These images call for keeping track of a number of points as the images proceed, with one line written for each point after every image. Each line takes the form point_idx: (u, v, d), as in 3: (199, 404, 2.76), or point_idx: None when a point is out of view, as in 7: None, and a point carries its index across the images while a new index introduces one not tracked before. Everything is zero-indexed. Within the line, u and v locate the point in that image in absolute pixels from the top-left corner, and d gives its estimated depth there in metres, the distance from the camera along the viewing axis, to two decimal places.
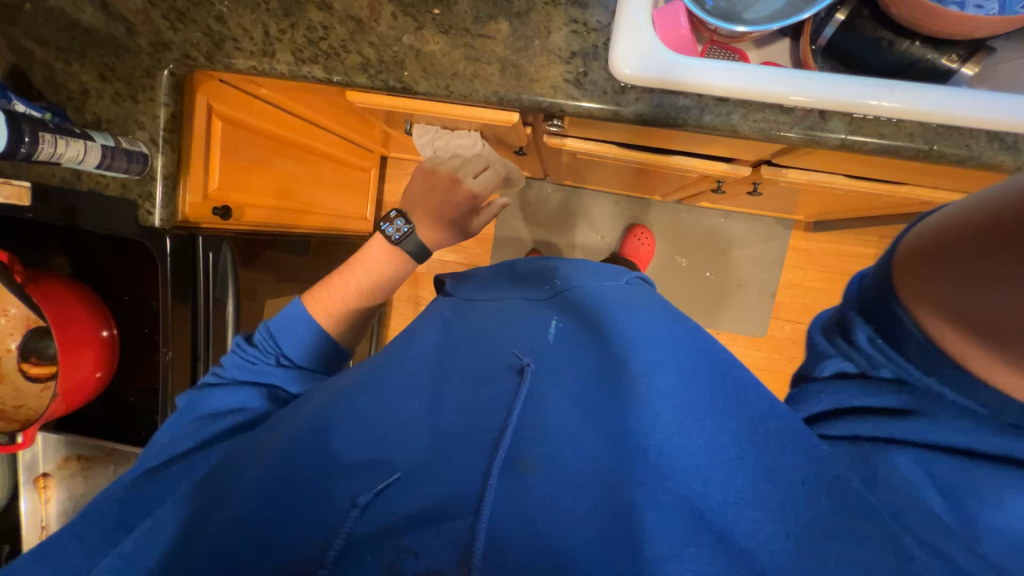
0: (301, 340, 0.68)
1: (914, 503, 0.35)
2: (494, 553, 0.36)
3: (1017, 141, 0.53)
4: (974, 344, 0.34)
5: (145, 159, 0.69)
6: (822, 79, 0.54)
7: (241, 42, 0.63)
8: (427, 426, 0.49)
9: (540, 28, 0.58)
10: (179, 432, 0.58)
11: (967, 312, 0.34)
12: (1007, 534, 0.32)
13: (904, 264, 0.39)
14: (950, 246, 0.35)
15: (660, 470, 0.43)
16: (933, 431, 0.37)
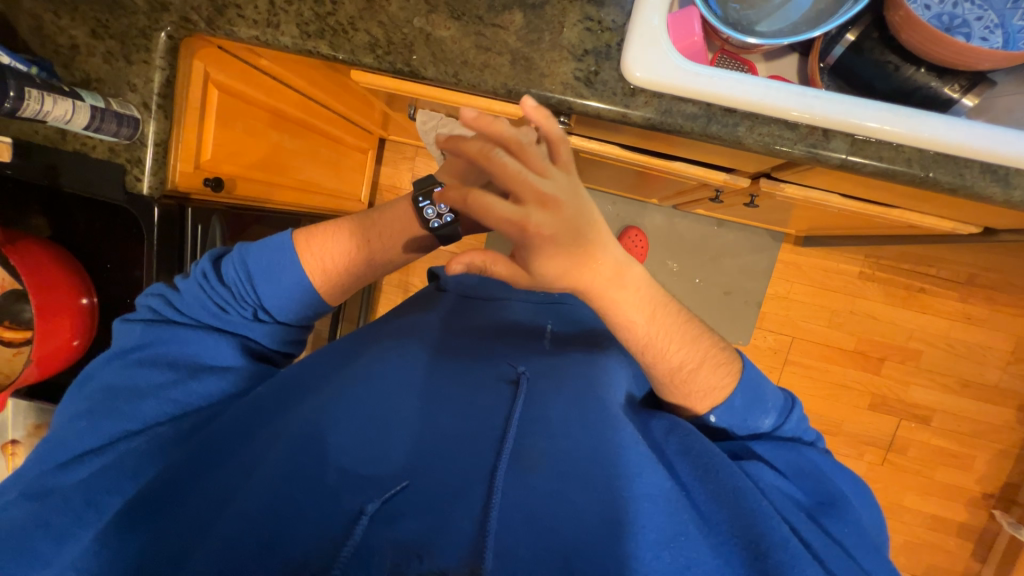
0: (278, 293, 0.61)
1: (784, 499, 0.52)
2: (505, 554, 0.41)
3: (1008, 174, 0.54)
4: (661, 298, 0.53)
5: (137, 125, 0.66)
6: (831, 99, 0.55)
7: (245, 10, 0.61)
8: (422, 424, 0.52)
9: (554, 23, 0.58)
10: (148, 390, 0.55)
11: (667, 320, 0.54)
12: (832, 518, 0.51)
13: (657, 381, 0.58)
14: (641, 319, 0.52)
15: (649, 474, 0.49)
16: (771, 451, 0.56)
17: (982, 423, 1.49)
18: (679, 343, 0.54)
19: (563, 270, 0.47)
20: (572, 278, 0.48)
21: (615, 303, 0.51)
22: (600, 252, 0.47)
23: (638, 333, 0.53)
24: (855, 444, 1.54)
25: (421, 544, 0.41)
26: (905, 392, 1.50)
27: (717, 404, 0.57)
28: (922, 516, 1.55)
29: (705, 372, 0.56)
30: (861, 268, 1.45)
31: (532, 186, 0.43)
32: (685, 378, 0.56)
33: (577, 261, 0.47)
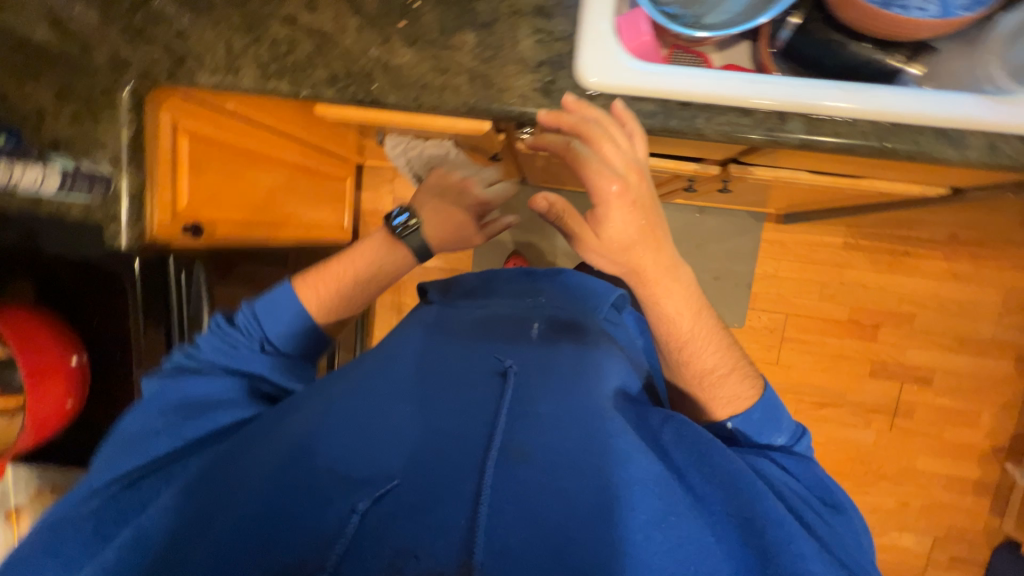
0: (283, 323, 0.64)
1: (792, 495, 0.56)
2: (496, 546, 0.42)
3: (963, 137, 0.55)
4: (704, 311, 0.62)
5: (109, 183, 0.68)
6: (779, 83, 0.56)
7: (204, 59, 0.63)
8: (414, 428, 0.52)
9: (507, 38, 0.59)
10: (158, 427, 0.55)
11: (701, 332, 0.62)
12: (834, 521, 0.55)
13: (683, 378, 0.65)
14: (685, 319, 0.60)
15: (642, 458, 0.50)
16: (783, 459, 0.60)
17: (983, 378, 1.50)
18: (714, 348, 0.63)
19: (632, 240, 0.52)
20: (634, 254, 0.53)
21: (666, 291, 0.57)
22: (662, 234, 0.53)
23: (681, 329, 0.61)
24: (862, 413, 1.55)
25: (415, 543, 0.42)
26: (904, 355, 1.51)
27: (738, 414, 0.62)
28: (937, 477, 1.56)
29: (733, 380, 0.63)
30: (843, 240, 1.47)
31: (624, 157, 0.50)
32: (715, 381, 0.63)
33: (648, 241, 0.53)
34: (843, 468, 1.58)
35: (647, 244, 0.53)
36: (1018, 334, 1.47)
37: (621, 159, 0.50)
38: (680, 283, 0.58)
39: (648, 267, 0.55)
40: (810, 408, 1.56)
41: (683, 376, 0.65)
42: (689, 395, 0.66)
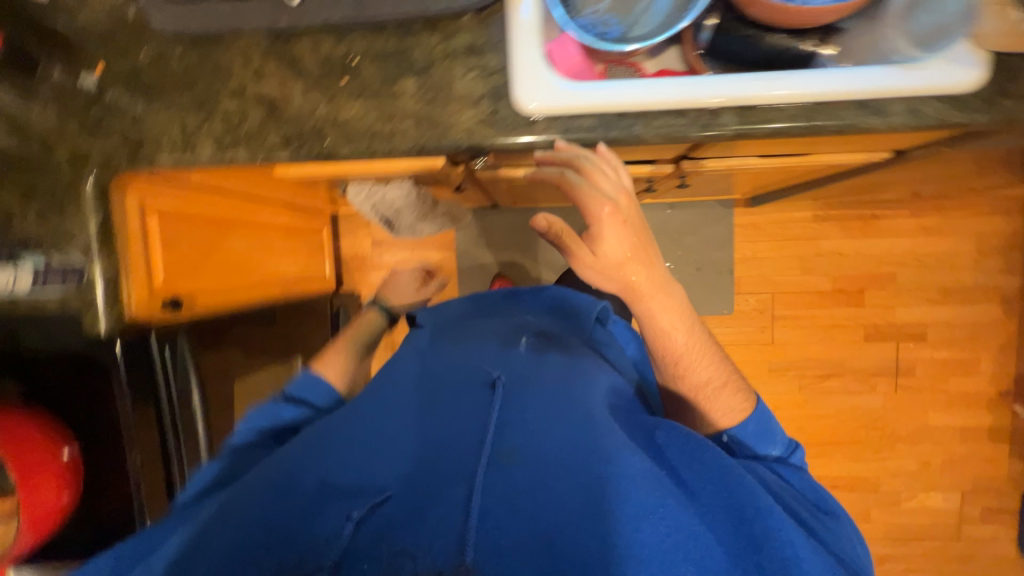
0: (317, 387, 0.83)
1: (788, 493, 0.62)
2: (490, 543, 0.44)
3: (884, 105, 0.58)
4: (698, 330, 0.75)
5: (83, 273, 0.69)
6: (705, 82, 0.59)
7: (162, 141, 0.66)
8: (415, 444, 0.58)
9: (445, 78, 0.61)
10: (200, 488, 0.66)
11: (694, 349, 0.75)
12: (829, 520, 0.61)
13: (683, 392, 0.76)
14: (680, 334, 0.74)
15: (629, 453, 0.53)
16: (780, 469, 0.67)
17: (975, 325, 1.52)
18: (708, 363, 0.75)
19: (622, 256, 0.66)
20: (626, 270, 0.67)
21: (657, 307, 0.72)
22: (648, 251, 0.68)
23: (678, 342, 0.74)
24: (864, 378, 1.55)
25: (414, 546, 0.44)
26: (894, 315, 1.53)
27: (734, 425, 0.71)
28: (950, 430, 1.55)
29: (727, 393, 0.73)
30: (812, 213, 1.50)
31: (613, 184, 0.62)
32: (710, 393, 0.74)
33: (638, 256, 0.67)
34: (857, 436, 1.57)
35: (638, 258, 0.67)
36: (998, 277, 1.50)
37: (610, 185, 0.62)
38: (670, 304, 0.72)
39: (640, 283, 0.69)
40: (812, 381, 1.56)
41: (683, 388, 0.76)
42: (692, 411, 0.77)
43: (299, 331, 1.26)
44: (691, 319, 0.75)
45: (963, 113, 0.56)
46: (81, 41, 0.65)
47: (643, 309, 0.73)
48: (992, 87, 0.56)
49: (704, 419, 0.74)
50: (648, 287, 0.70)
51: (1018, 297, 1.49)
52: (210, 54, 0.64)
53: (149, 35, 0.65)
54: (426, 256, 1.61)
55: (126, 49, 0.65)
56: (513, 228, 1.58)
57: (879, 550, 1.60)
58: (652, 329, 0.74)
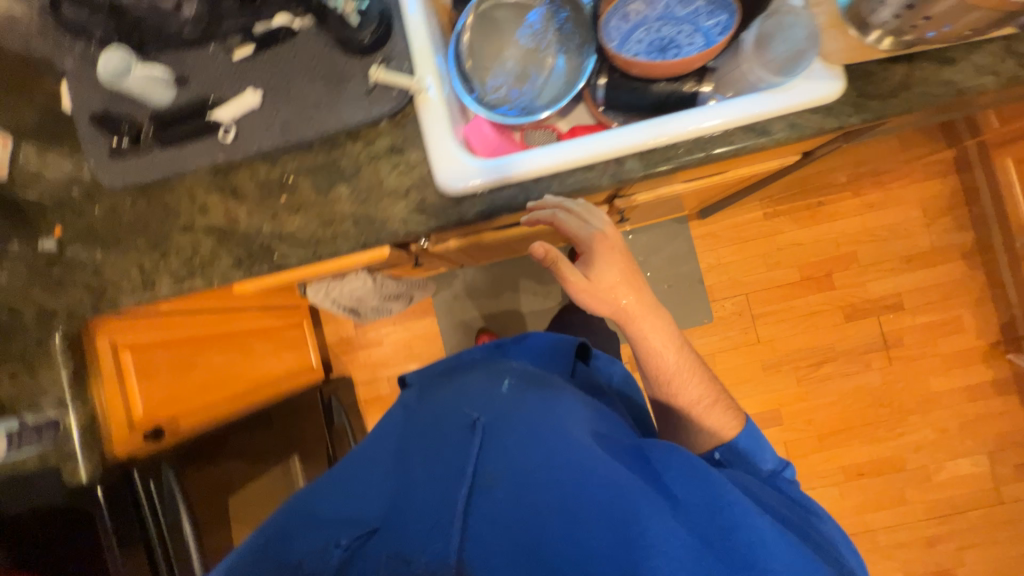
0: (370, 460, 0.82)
1: (775, 502, 0.63)
2: (476, 557, 0.50)
3: (764, 126, 0.64)
4: (687, 350, 0.81)
5: (58, 425, 0.70)
6: (604, 138, 0.65)
7: (123, 285, 0.70)
8: (407, 479, 0.64)
9: (374, 179, 0.67)
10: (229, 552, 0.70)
11: (683, 368, 0.80)
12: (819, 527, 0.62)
13: (678, 410, 0.81)
14: (669, 352, 0.80)
15: (603, 466, 0.54)
16: (770, 481, 0.69)
17: (946, 284, 1.55)
18: (698, 383, 0.80)
19: (615, 279, 0.73)
20: (618, 291, 0.74)
21: (648, 326, 0.79)
22: (635, 273, 0.76)
23: (669, 362, 0.80)
24: (857, 357, 1.56)
25: (408, 552, 0.53)
26: (867, 291, 1.56)
27: (723, 443, 0.75)
28: (956, 392, 1.54)
29: (717, 409, 0.79)
30: (762, 212, 1.57)
31: (597, 219, 0.72)
32: (702, 410, 0.79)
33: (628, 276, 0.75)
34: (867, 417, 1.55)
35: (627, 284, 0.75)
36: (954, 236, 1.55)
37: (595, 220, 0.71)
38: (657, 325, 0.79)
39: (631, 302, 0.75)
40: (807, 371, 1.56)
41: (679, 407, 0.81)
42: (687, 432, 0.80)
43: (296, 431, 1.23)
44: (678, 339, 0.82)
45: (836, 119, 0.62)
46: (37, 211, 0.70)
47: (633, 330, 0.79)
48: (854, 92, 0.62)
49: (697, 436, 0.78)
50: (638, 308, 0.76)
51: (979, 250, 1.54)
52: (158, 198, 0.69)
53: (100, 193, 0.70)
54: (407, 326, 1.63)
55: (80, 208, 0.70)
56: (486, 282, 1.62)
57: (926, 531, 1.53)
58: (642, 351, 0.81)
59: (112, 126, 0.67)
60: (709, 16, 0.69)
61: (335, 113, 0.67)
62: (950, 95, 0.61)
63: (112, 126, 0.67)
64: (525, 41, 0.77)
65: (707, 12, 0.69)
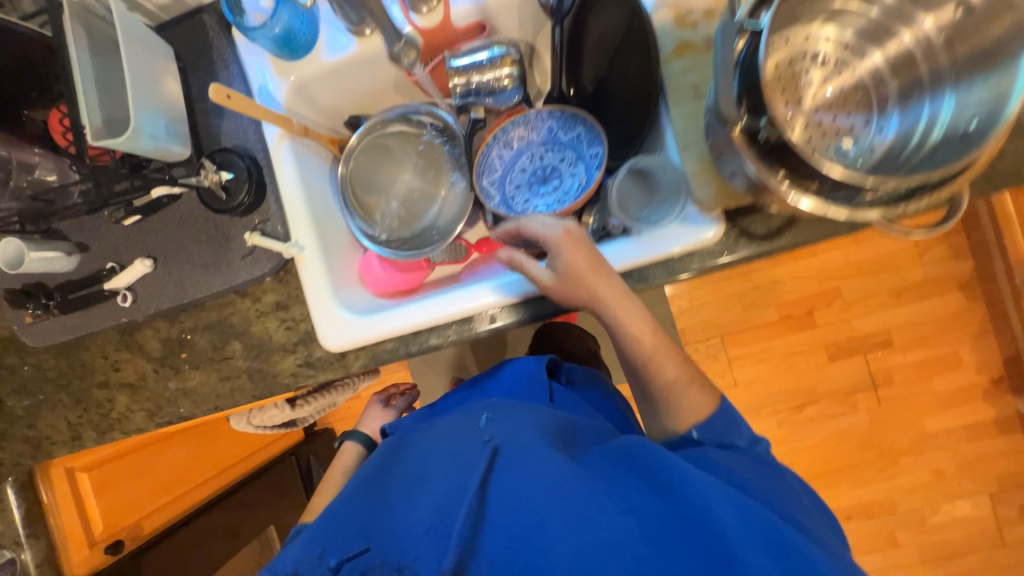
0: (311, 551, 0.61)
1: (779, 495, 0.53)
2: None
3: (640, 270, 0.60)
4: (661, 337, 0.61)
5: (15, 560, 0.78)
6: (485, 289, 0.64)
7: (55, 437, 0.75)
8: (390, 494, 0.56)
9: (262, 334, 0.69)
10: None
11: (658, 357, 0.61)
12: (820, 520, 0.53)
13: (651, 397, 0.63)
14: (643, 336, 0.60)
15: (576, 476, 0.49)
16: (762, 469, 0.55)
17: (941, 318, 1.44)
18: (673, 361, 0.61)
19: (578, 266, 0.57)
20: (586, 286, 0.57)
21: (619, 311, 0.58)
22: (600, 265, 0.57)
23: (644, 343, 0.60)
24: (843, 399, 1.48)
25: (400, 559, 0.47)
26: (853, 328, 1.46)
27: (701, 422, 0.59)
28: (953, 431, 1.45)
29: (695, 392, 0.61)
30: None
31: (539, 221, 0.62)
32: (676, 396, 0.61)
33: (589, 268, 0.57)
34: (854, 460, 1.48)
35: (597, 275, 0.57)
36: (951, 266, 1.42)
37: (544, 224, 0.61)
38: (634, 308, 0.58)
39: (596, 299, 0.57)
40: (789, 415, 1.50)
41: (653, 391, 0.62)
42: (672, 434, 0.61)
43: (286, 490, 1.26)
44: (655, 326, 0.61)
45: (717, 263, 0.58)
46: None
47: (599, 317, 0.60)
48: (735, 233, 0.58)
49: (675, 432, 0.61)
50: (607, 298, 0.57)
51: (979, 281, 1.41)
52: (76, 356, 0.74)
53: (28, 352, 0.75)
54: None
55: (11, 367, 0.76)
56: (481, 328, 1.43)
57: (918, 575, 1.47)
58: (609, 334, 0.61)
59: (20, 300, 0.70)
60: (589, 144, 0.67)
61: (217, 274, 0.67)
62: (843, 232, 0.56)
63: (18, 300, 0.69)
64: (419, 167, 0.76)
65: (587, 139, 0.67)
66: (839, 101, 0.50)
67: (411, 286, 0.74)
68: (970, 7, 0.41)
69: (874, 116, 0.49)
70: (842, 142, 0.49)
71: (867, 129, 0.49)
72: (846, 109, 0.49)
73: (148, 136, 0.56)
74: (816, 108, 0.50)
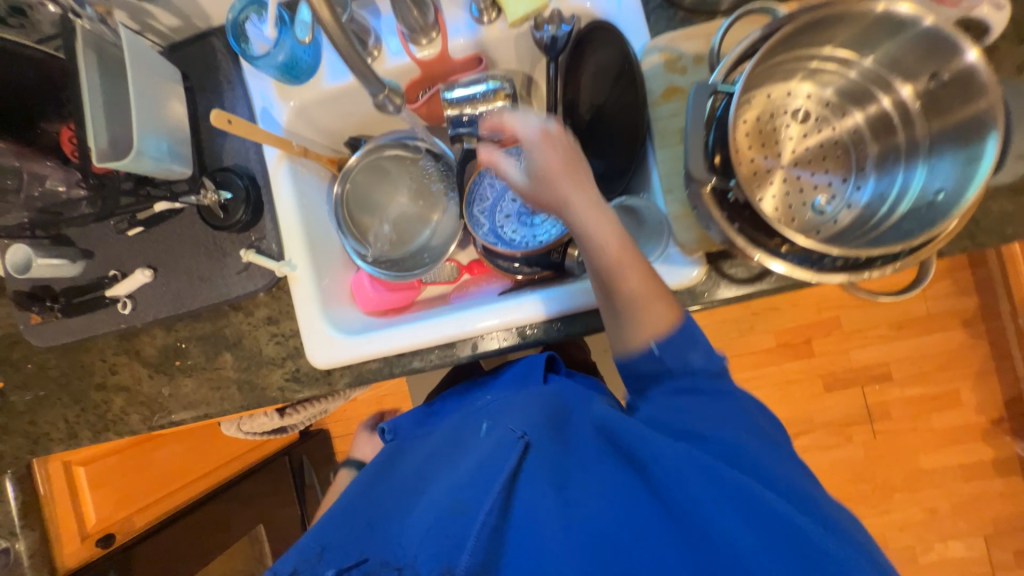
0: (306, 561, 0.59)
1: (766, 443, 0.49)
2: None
3: None
4: (630, 242, 0.51)
5: (10, 549, 0.83)
6: (469, 314, 0.65)
7: (53, 434, 0.78)
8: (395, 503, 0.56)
9: (253, 347, 0.71)
10: None
11: (627, 263, 0.51)
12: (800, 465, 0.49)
13: (613, 311, 0.53)
14: (616, 237, 0.51)
15: (569, 473, 0.50)
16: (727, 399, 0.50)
17: (942, 353, 1.41)
18: (640, 268, 0.52)
19: (548, 158, 0.51)
20: (553, 182, 0.51)
21: (586, 207, 0.51)
22: (576, 162, 0.52)
23: (611, 249, 0.51)
24: (838, 430, 1.46)
25: (401, 558, 0.45)
26: (851, 359, 1.45)
27: (661, 335, 0.51)
28: (950, 470, 1.42)
29: (657, 303, 0.51)
30: None
31: (511, 112, 0.55)
32: (640, 308, 0.51)
33: (561, 165, 0.51)
34: (846, 492, 1.46)
35: (569, 178, 0.51)
36: (954, 301, 1.40)
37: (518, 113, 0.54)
38: (602, 207, 0.52)
39: (564, 194, 0.51)
40: None
41: (612, 299, 0.52)
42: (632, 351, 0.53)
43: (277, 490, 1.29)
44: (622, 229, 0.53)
45: (697, 304, 0.58)
46: None
47: (564, 218, 0.53)
48: (715, 276, 0.58)
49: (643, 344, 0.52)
50: (575, 195, 0.51)
51: (983, 318, 1.39)
52: (78, 357, 0.77)
53: (32, 351, 0.79)
54: None
55: (15, 364, 0.79)
56: None
57: None
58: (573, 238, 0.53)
59: (25, 303, 0.72)
60: None
61: (211, 288, 0.69)
62: None
63: (22, 303, 0.72)
64: (415, 189, 0.78)
65: None
66: (819, 156, 0.53)
67: (401, 305, 0.76)
68: (943, 79, 0.44)
69: (851, 175, 0.52)
70: (819, 198, 0.52)
71: (845, 188, 0.52)
72: (826, 166, 0.52)
73: (150, 158, 0.59)
74: (796, 161, 0.52)
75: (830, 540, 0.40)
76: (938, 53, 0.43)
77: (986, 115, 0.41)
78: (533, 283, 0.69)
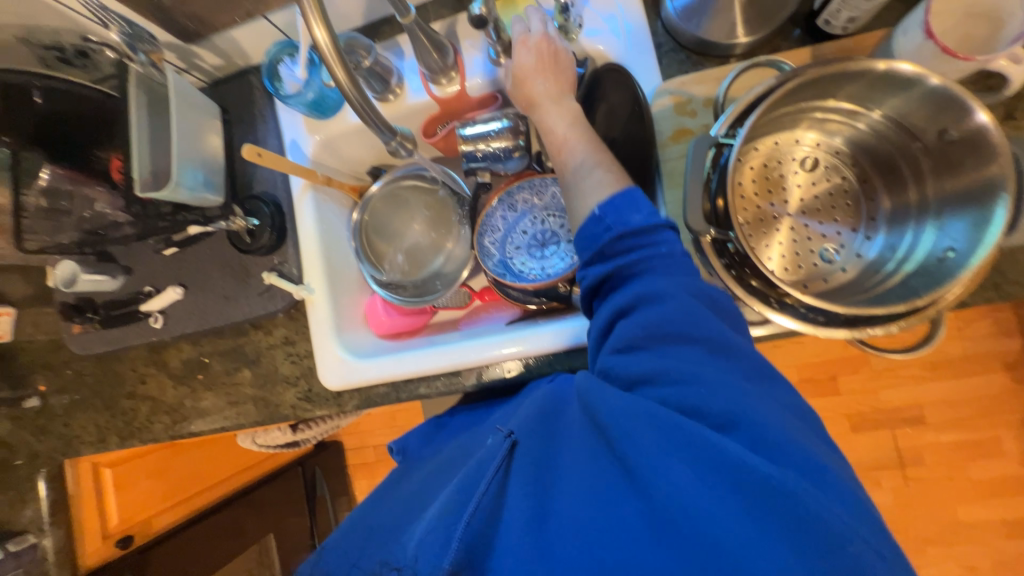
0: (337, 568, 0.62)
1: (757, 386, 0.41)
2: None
3: None
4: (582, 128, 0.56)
5: (37, 546, 0.87)
6: (474, 345, 0.66)
7: (83, 437, 0.83)
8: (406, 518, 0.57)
9: (270, 366, 0.74)
10: None
11: (575, 141, 0.55)
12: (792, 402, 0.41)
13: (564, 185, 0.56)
14: (568, 122, 0.56)
15: (550, 466, 0.45)
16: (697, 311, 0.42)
17: (982, 398, 1.33)
18: (587, 148, 0.54)
19: (525, 53, 0.59)
20: (525, 71, 0.58)
21: (545, 96, 0.58)
22: (558, 58, 0.59)
23: (557, 132, 0.56)
24: (864, 473, 1.38)
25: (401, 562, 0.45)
26: (880, 399, 1.37)
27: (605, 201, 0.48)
28: (991, 525, 1.32)
29: (598, 174, 0.51)
30: None
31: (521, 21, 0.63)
32: (577, 180, 0.53)
33: (536, 55, 0.58)
34: None
35: (542, 71, 0.58)
36: (993, 342, 1.32)
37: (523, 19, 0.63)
38: (567, 96, 0.57)
39: (529, 78, 0.58)
40: None
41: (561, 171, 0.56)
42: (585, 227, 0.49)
43: (288, 501, 1.32)
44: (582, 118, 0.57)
45: None
46: (26, 372, 0.86)
47: (534, 104, 0.59)
48: None
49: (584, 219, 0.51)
50: (541, 79, 0.58)
51: None
52: (111, 365, 0.82)
53: (71, 357, 0.85)
54: None
55: (55, 369, 0.85)
56: None
57: None
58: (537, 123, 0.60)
59: (69, 315, 0.78)
60: None
61: (234, 309, 0.73)
62: None
63: (66, 314, 0.77)
64: (430, 217, 0.81)
65: None
66: (828, 206, 0.54)
67: (413, 329, 0.78)
68: (950, 137, 0.45)
69: (861, 226, 0.54)
70: (827, 248, 0.54)
71: (854, 240, 0.53)
72: (835, 216, 0.54)
73: (185, 188, 0.63)
74: (803, 210, 0.54)
75: (828, 507, 0.34)
76: (950, 112, 0.43)
77: (996, 181, 0.42)
78: (543, 314, 0.69)
